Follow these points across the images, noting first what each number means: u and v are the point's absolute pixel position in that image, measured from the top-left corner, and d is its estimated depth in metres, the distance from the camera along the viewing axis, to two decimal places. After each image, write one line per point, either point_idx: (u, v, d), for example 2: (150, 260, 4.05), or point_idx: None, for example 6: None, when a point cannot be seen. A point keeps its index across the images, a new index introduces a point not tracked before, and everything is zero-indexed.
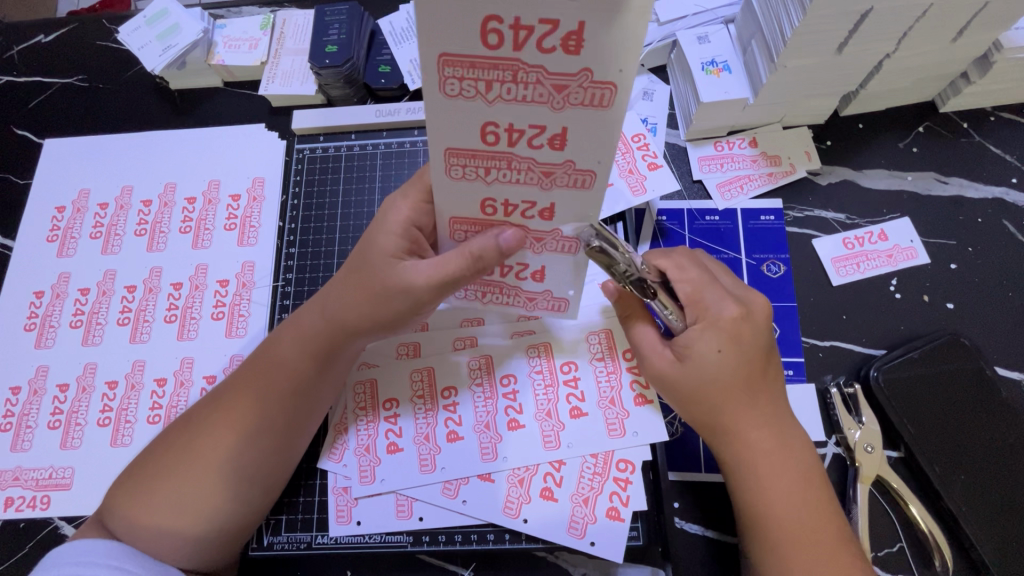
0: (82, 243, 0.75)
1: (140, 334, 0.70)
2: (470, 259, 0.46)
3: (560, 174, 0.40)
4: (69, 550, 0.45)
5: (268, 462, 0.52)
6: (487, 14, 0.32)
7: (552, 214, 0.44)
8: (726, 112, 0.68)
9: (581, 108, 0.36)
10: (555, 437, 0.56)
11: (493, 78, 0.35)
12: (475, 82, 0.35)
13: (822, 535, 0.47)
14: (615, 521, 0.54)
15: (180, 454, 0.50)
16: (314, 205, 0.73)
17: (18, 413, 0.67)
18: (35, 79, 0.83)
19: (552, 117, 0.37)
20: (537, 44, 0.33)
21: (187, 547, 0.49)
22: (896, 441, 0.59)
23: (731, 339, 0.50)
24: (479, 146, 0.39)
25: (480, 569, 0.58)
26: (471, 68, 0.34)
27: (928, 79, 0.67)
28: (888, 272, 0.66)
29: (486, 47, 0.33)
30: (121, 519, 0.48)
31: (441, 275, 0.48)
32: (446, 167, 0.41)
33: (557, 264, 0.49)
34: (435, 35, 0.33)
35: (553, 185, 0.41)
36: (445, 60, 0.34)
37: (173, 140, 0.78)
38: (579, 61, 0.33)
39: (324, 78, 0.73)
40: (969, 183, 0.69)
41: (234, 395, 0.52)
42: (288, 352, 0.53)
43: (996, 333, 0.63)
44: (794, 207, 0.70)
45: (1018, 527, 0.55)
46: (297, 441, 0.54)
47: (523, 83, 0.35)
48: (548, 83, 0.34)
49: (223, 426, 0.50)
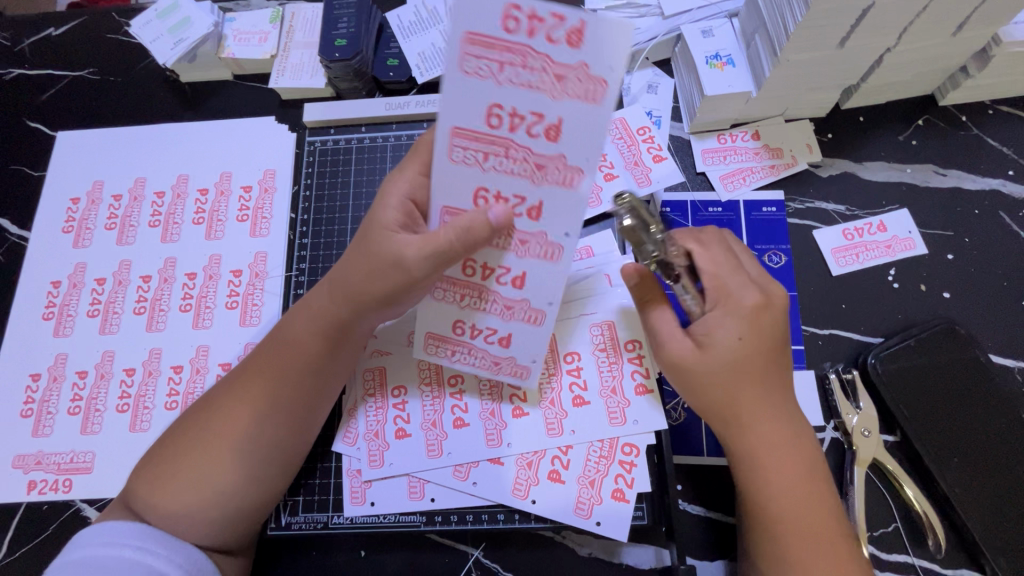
0: (97, 234, 0.76)
1: (157, 323, 0.71)
2: (458, 232, 0.45)
3: (533, 243, 0.47)
4: (100, 530, 0.48)
5: (287, 445, 0.54)
6: (492, 102, 0.42)
7: (522, 283, 0.50)
8: (729, 105, 0.69)
9: (554, 186, 0.44)
10: (558, 425, 0.58)
11: (489, 150, 0.43)
12: (477, 152, 0.44)
13: (818, 513, 0.50)
14: (620, 502, 0.56)
15: (201, 435, 0.52)
16: (325, 196, 0.74)
17: (39, 400, 0.69)
18: (47, 72, 0.84)
19: (531, 188, 0.45)
20: (526, 130, 0.42)
21: (211, 527, 0.51)
22: (892, 425, 0.61)
23: (749, 326, 0.51)
24: (469, 207, 0.47)
25: (490, 548, 0.60)
26: (473, 140, 0.43)
27: (928, 72, 0.69)
28: (887, 263, 0.68)
29: (486, 125, 0.42)
30: (145, 500, 0.50)
31: (431, 250, 0.47)
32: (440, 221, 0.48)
33: (524, 334, 0.53)
34: (449, 112, 0.42)
35: (526, 253, 0.48)
36: (454, 132, 0.43)
37: (185, 133, 0.80)
38: (557, 147, 0.42)
39: (333, 71, 0.74)
40: (967, 175, 0.71)
41: (252, 376, 0.54)
42: (304, 330, 0.54)
43: (991, 321, 0.65)
44: (795, 199, 0.71)
45: (1009, 508, 0.57)
46: (312, 425, 0.56)
47: (512, 156, 0.43)
48: (531, 161, 0.43)
49: (242, 410, 0.52)
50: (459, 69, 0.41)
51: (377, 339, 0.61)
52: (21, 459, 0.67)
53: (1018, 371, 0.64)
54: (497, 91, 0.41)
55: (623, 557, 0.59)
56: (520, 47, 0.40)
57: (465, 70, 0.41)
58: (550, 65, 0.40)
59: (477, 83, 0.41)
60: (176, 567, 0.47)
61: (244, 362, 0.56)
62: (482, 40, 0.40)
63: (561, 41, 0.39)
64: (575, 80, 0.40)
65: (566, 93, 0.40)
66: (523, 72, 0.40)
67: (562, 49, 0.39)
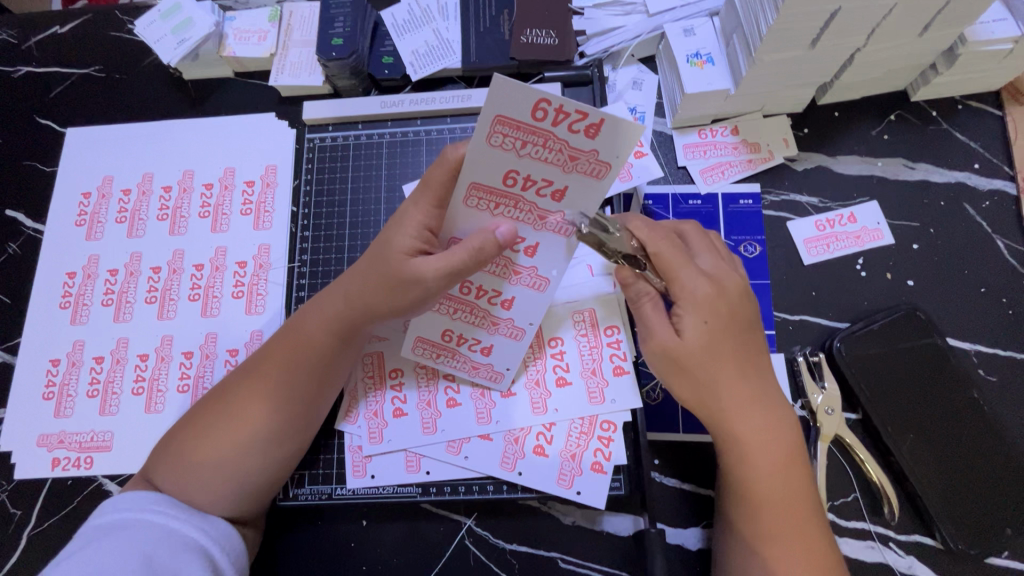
0: (108, 227, 0.80)
1: (167, 312, 0.76)
2: (471, 251, 0.52)
3: (525, 275, 0.56)
4: (125, 499, 0.53)
5: (297, 428, 0.59)
6: (511, 169, 0.48)
7: (510, 305, 0.58)
8: (709, 102, 0.72)
9: (551, 234, 0.53)
10: (543, 404, 0.63)
11: (501, 202, 0.50)
12: (490, 202, 0.51)
13: (777, 481, 0.55)
14: (599, 474, 0.61)
15: (217, 418, 0.56)
16: (325, 191, 0.78)
17: (59, 383, 0.74)
18: (54, 70, 0.87)
19: (532, 233, 0.53)
20: (535, 190, 0.49)
21: (225, 500, 0.56)
22: (854, 404, 0.66)
23: (714, 312, 0.55)
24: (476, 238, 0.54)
25: (482, 517, 0.65)
26: (489, 194, 0.50)
27: (899, 70, 0.72)
28: (856, 252, 0.72)
29: (503, 184, 0.49)
30: (167, 475, 0.55)
31: (448, 268, 0.52)
32: (466, 197, 0.51)
33: (505, 347, 0.61)
34: (471, 171, 0.48)
35: (517, 281, 0.56)
36: (472, 185, 0.49)
37: (189, 129, 0.83)
38: (559, 206, 0.50)
39: (331, 70, 0.77)
40: (935, 169, 0.74)
41: (263, 366, 0.58)
42: (313, 322, 0.59)
43: (951, 307, 0.69)
44: (771, 192, 0.75)
45: (959, 479, 0.62)
46: (321, 412, 0.61)
47: (520, 209, 0.51)
48: (534, 214, 0.51)
49: (255, 395, 0.57)
50: (486, 142, 0.46)
51: None
52: (45, 438, 0.72)
53: (975, 353, 0.68)
54: (517, 161, 0.47)
55: (603, 525, 0.64)
56: (544, 132, 0.44)
57: (492, 143, 0.46)
58: (568, 148, 0.45)
59: (500, 154, 0.47)
60: (196, 529, 0.52)
61: (258, 353, 0.61)
62: (512, 122, 0.44)
63: (581, 132, 0.44)
64: (587, 162, 0.46)
65: (577, 170, 0.47)
66: (542, 150, 0.46)
67: (580, 137, 0.44)
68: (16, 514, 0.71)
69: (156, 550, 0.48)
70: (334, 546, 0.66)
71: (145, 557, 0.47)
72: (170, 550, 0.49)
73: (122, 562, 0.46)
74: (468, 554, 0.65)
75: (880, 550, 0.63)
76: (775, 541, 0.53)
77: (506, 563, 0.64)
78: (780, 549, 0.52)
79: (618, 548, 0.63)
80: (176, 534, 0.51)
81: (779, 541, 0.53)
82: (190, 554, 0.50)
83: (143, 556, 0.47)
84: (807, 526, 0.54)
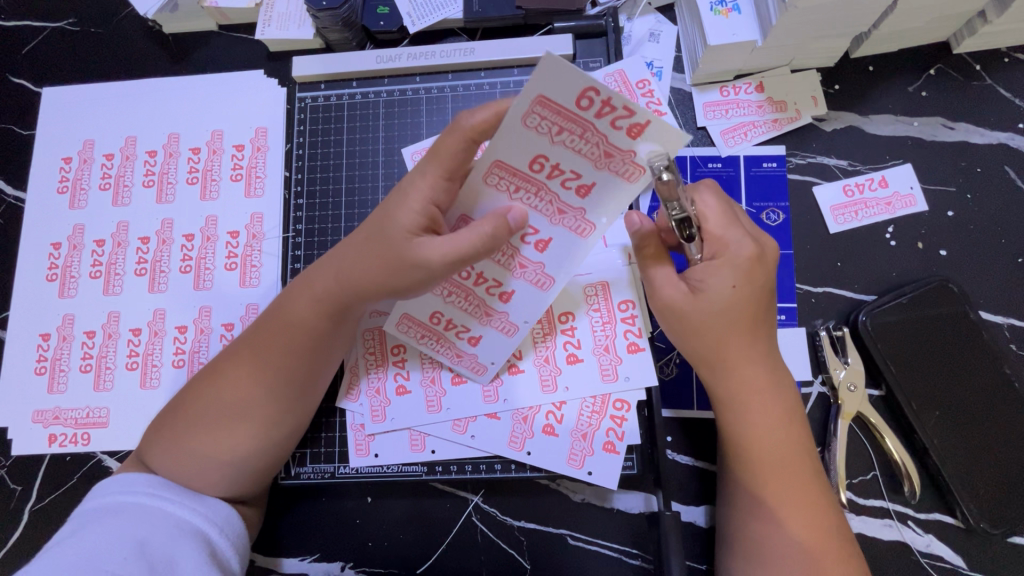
0: (92, 195, 0.76)
1: (158, 284, 0.73)
2: (483, 238, 0.49)
3: (529, 269, 0.54)
4: (122, 480, 0.51)
5: (291, 406, 0.56)
6: (541, 154, 0.46)
7: (507, 299, 0.56)
8: (734, 55, 0.66)
9: (566, 231, 0.51)
10: (552, 381, 0.60)
11: (522, 187, 0.48)
12: (512, 184, 0.48)
13: (800, 463, 0.52)
14: (611, 454, 0.59)
15: (213, 398, 0.54)
16: (318, 155, 0.73)
17: (51, 358, 0.72)
18: (25, 23, 0.81)
19: (547, 226, 0.51)
20: (561, 182, 0.48)
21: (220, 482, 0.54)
22: (878, 380, 0.63)
23: (743, 275, 0.52)
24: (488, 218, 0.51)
25: (489, 495, 0.64)
26: (511, 175, 0.48)
27: (945, 18, 0.65)
28: (886, 220, 0.67)
29: (529, 169, 0.47)
30: (163, 458, 0.53)
31: (456, 254, 0.49)
32: (487, 174, 0.48)
33: (492, 340, 0.59)
34: (498, 148, 0.46)
35: (517, 275, 0.55)
36: (496, 163, 0.47)
37: (172, 88, 0.77)
38: (582, 201, 0.49)
39: (321, 21, 0.71)
40: (975, 129, 0.69)
41: (259, 347, 0.55)
42: (311, 297, 0.55)
43: (985, 279, 0.66)
44: (797, 154, 0.70)
45: (985, 457, 0.59)
46: (317, 387, 0.58)
47: (540, 198, 0.49)
48: (554, 207, 0.50)
49: (253, 376, 0.54)
50: (523, 120, 0.44)
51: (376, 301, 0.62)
52: (40, 414, 0.70)
53: (1007, 327, 0.65)
54: (550, 147, 0.45)
55: (614, 503, 0.62)
56: (585, 122, 0.43)
57: (527, 125, 0.44)
58: (605, 143, 0.44)
59: (534, 137, 0.45)
60: (191, 512, 0.50)
61: (250, 330, 0.58)
62: (553, 106, 0.43)
63: (622, 129, 0.43)
64: (620, 162, 0.45)
65: (608, 167, 0.46)
66: (579, 140, 0.44)
67: (622, 134, 0.43)
68: (17, 490, 0.70)
69: (150, 535, 0.47)
70: (339, 523, 0.64)
71: (138, 543, 0.45)
72: (166, 534, 0.47)
73: (116, 549, 0.45)
74: (475, 531, 0.63)
75: (898, 529, 0.61)
76: (797, 522, 0.50)
77: (514, 541, 0.63)
78: (799, 528, 0.50)
79: (628, 527, 0.62)
80: (171, 517, 0.49)
81: (801, 522, 0.50)
82: (187, 538, 0.48)
83: (136, 543, 0.45)
84: (828, 508, 0.51)
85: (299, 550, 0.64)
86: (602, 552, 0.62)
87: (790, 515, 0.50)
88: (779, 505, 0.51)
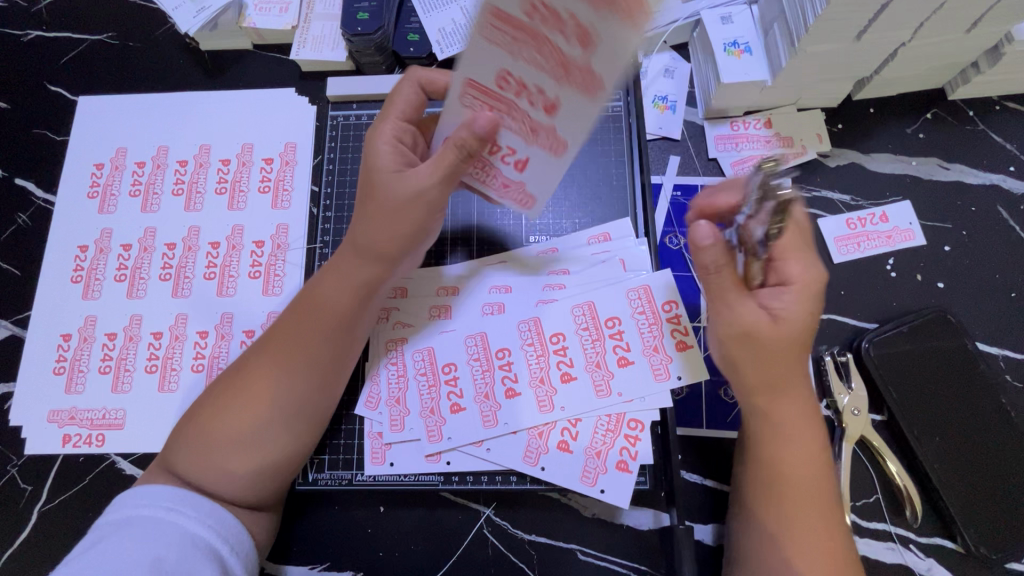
0: (121, 201, 0.78)
1: (182, 289, 0.74)
2: (448, 176, 0.55)
3: (514, 188, 0.58)
4: (154, 490, 0.52)
5: (322, 396, 0.58)
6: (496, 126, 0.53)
7: (524, 165, 0.55)
8: (744, 93, 0.70)
9: (547, 146, 0.53)
10: (549, 401, 0.62)
11: (495, 105, 0.52)
12: (483, 102, 0.52)
13: (788, 447, 0.54)
14: (624, 473, 0.60)
15: (242, 394, 0.55)
16: (348, 170, 0.76)
17: (70, 359, 0.72)
18: (65, 35, 0.84)
19: (524, 146, 0.54)
20: (529, 94, 0.50)
21: (245, 485, 0.54)
22: (880, 406, 0.66)
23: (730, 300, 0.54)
24: (492, 85, 0.51)
25: (501, 507, 0.65)
26: (482, 94, 0.51)
27: (940, 67, 0.70)
28: (886, 252, 0.71)
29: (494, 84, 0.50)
30: (194, 465, 0.53)
31: (441, 169, 0.55)
32: (462, 96, 0.52)
33: (543, 162, 0.55)
34: (463, 66, 0.50)
35: (508, 195, 0.59)
36: (467, 83, 0.51)
37: (206, 102, 0.81)
38: (552, 118, 0.51)
39: (355, 45, 0.75)
40: (970, 170, 0.73)
41: (285, 342, 0.57)
42: (340, 289, 0.58)
43: (980, 312, 0.69)
44: (802, 187, 0.74)
45: (986, 483, 0.62)
46: (343, 374, 0.60)
47: (512, 115, 0.52)
48: (528, 126, 0.52)
49: (282, 365, 0.56)
50: (461, 104, 0.53)
51: (401, 313, 0.65)
52: (56, 414, 0.71)
53: (1002, 359, 0.68)
54: (501, 108, 0.52)
55: (623, 519, 0.63)
56: (507, 100, 0.51)
57: (465, 104, 0.53)
58: (530, 120, 0.51)
59: (472, 112, 0.53)
60: (207, 526, 0.51)
61: (277, 322, 0.59)
62: (480, 86, 0.51)
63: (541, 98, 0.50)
64: (577, 75, 0.47)
65: (542, 134, 0.53)
66: (507, 115, 0.52)
67: (539, 109, 0.50)
68: (27, 490, 0.70)
69: (166, 552, 0.47)
70: (350, 532, 0.65)
71: (154, 560, 0.46)
72: (182, 551, 0.48)
73: (133, 563, 0.46)
74: (486, 543, 0.64)
75: (900, 552, 0.63)
76: (772, 507, 0.52)
77: (525, 554, 0.64)
78: (795, 515, 0.51)
79: (637, 542, 0.63)
80: (186, 533, 0.50)
81: (786, 509, 0.52)
82: (200, 556, 0.49)
83: (151, 560, 0.46)
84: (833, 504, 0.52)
85: (309, 558, 0.65)
86: (610, 568, 0.63)
87: (767, 506, 0.53)
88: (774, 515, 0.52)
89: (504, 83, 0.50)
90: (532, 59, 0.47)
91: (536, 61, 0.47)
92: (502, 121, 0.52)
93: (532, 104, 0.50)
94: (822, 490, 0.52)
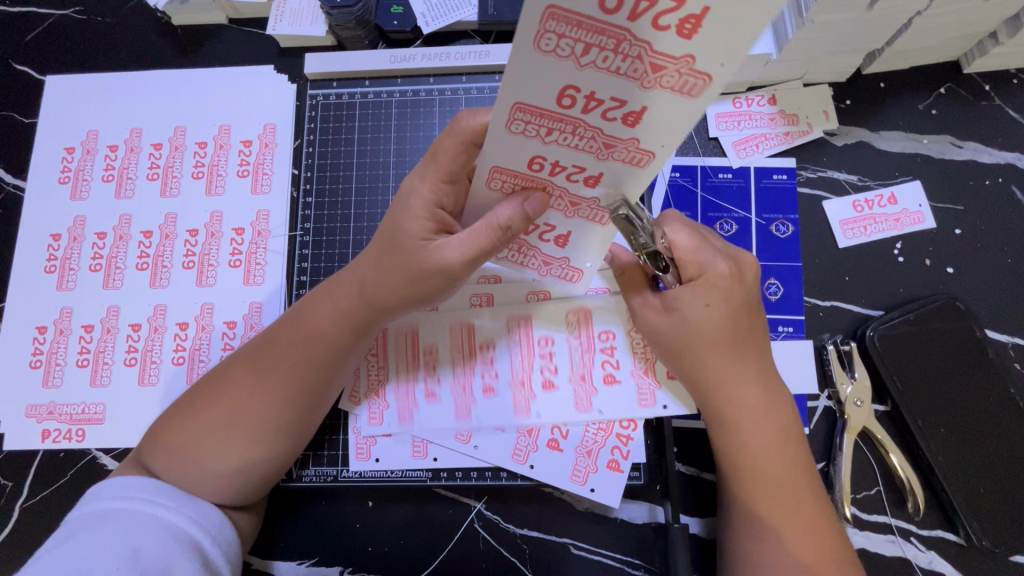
0: (94, 186, 0.74)
1: (160, 279, 0.71)
2: (496, 230, 0.48)
3: (583, 207, 0.47)
4: (125, 483, 0.51)
5: (305, 422, 0.56)
6: (537, 155, 0.42)
7: (596, 182, 0.44)
8: (748, 67, 0.66)
9: (619, 163, 0.42)
10: (529, 408, 0.60)
11: (555, 127, 0.39)
12: (540, 127, 0.39)
13: (769, 435, 0.52)
14: (615, 472, 0.59)
15: (223, 407, 0.53)
16: (328, 153, 0.73)
17: (47, 351, 0.70)
18: (31, 9, 0.80)
19: (593, 162, 0.42)
20: (601, 112, 0.37)
21: (221, 494, 0.53)
22: (883, 396, 0.63)
23: (721, 295, 0.51)
24: (553, 107, 0.37)
25: (492, 501, 0.63)
26: (539, 117, 0.38)
27: (956, 38, 0.65)
28: (894, 236, 0.68)
29: (558, 106, 0.37)
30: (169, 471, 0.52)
31: (476, 252, 0.50)
32: (509, 119, 0.39)
33: (618, 175, 0.43)
34: (516, 87, 0.37)
35: (574, 214, 0.49)
36: (517, 107, 0.38)
37: (179, 81, 0.76)
38: (632, 132, 0.38)
39: (334, 19, 0.70)
40: (983, 148, 0.69)
41: (270, 363, 0.54)
42: (329, 319, 0.55)
43: (991, 297, 0.66)
44: (807, 167, 0.70)
45: (991, 475, 0.60)
46: (329, 399, 0.58)
47: (578, 136, 0.40)
48: (599, 141, 0.40)
49: (263, 386, 0.53)
50: (505, 128, 0.40)
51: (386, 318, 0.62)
52: (34, 408, 0.69)
53: (1011, 346, 0.65)
54: (543, 148, 0.41)
55: (617, 513, 0.62)
56: (572, 120, 0.38)
57: (511, 130, 0.40)
58: (601, 136, 0.39)
59: (522, 140, 0.41)
60: (185, 518, 0.49)
61: (265, 335, 0.57)
62: (533, 110, 0.38)
63: (617, 120, 0.38)
64: (624, 150, 0.40)
65: (612, 157, 0.41)
66: (571, 138, 0.40)
67: (616, 125, 0.38)
68: (7, 486, 0.68)
69: (144, 543, 0.46)
70: (338, 527, 0.63)
71: (132, 551, 0.45)
72: (161, 542, 0.46)
73: (109, 554, 0.44)
74: (477, 538, 0.63)
75: (900, 545, 0.61)
76: (763, 502, 0.51)
77: (517, 548, 0.62)
78: (785, 517, 0.51)
79: (632, 536, 0.62)
80: (166, 525, 0.48)
81: (774, 498, 0.51)
82: (179, 547, 0.47)
83: (129, 551, 0.44)
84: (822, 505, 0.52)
85: (295, 553, 0.63)
86: (604, 562, 0.62)
87: (759, 504, 0.51)
88: (766, 513, 0.51)
89: (569, 101, 0.37)
90: (611, 60, 0.34)
91: (615, 67, 0.34)
92: (564, 141, 0.40)
93: (608, 117, 0.38)
94: (808, 508, 0.51)
